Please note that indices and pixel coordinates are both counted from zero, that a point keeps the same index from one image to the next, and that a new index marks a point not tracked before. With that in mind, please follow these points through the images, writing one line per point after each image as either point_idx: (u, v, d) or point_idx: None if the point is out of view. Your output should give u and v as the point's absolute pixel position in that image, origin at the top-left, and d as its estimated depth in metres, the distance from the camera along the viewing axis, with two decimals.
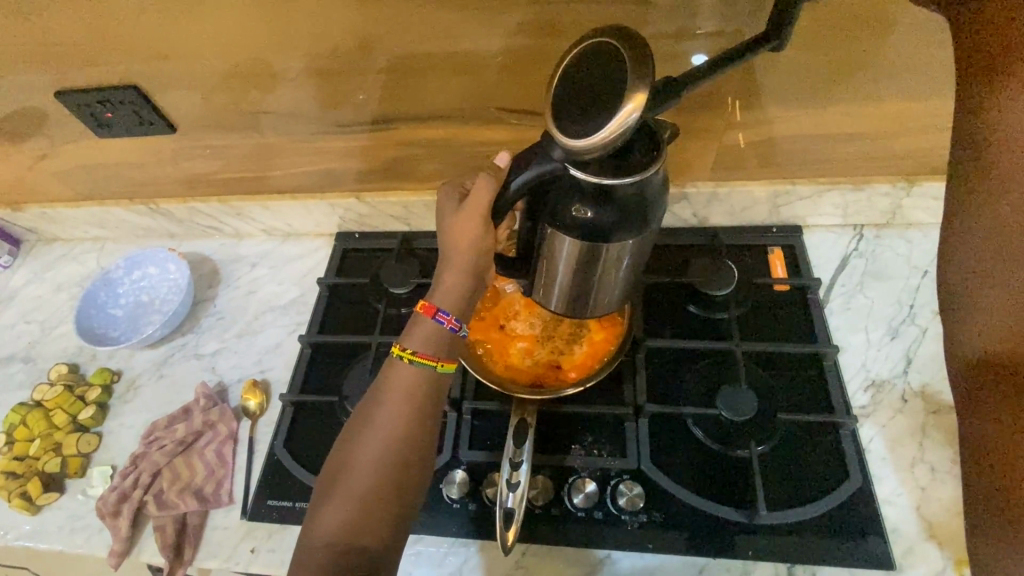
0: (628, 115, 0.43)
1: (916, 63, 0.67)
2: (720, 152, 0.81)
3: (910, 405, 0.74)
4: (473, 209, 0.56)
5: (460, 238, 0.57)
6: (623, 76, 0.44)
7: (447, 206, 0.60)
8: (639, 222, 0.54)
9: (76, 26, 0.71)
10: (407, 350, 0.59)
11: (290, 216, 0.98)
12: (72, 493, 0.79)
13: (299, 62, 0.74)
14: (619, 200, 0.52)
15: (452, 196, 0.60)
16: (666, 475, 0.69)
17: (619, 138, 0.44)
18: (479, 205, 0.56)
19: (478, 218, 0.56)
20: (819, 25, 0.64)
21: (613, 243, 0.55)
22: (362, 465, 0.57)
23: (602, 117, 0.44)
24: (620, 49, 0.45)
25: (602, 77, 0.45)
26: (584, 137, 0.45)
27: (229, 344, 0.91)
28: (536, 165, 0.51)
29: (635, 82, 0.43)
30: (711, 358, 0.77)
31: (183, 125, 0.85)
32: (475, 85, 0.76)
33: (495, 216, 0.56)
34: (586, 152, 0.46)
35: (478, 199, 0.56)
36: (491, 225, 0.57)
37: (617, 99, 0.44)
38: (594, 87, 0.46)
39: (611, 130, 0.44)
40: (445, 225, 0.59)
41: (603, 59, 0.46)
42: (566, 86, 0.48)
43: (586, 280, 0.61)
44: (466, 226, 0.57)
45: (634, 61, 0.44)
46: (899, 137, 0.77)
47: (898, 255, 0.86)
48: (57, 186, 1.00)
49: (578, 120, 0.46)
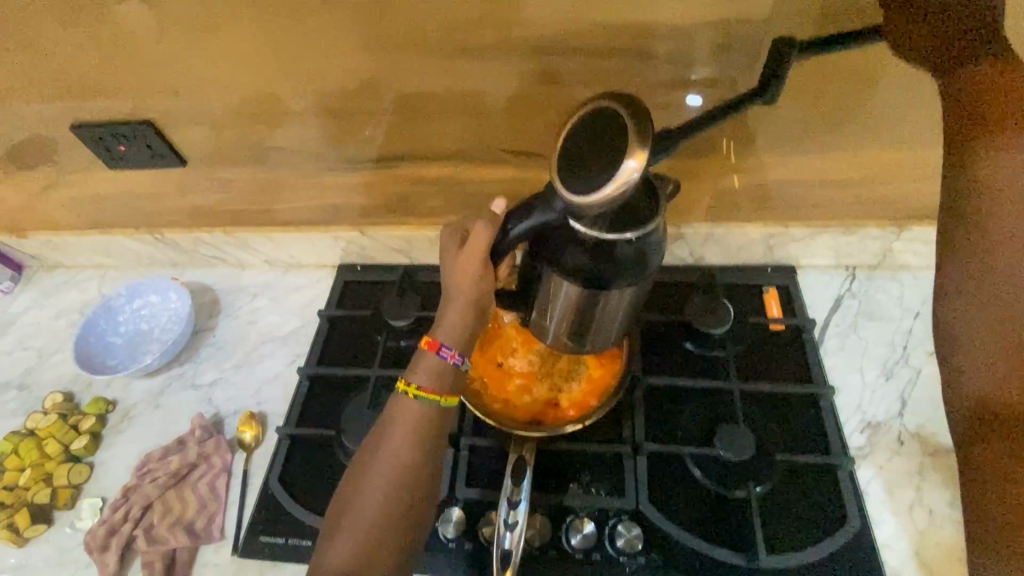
0: (628, 174, 0.45)
1: (902, 115, 0.71)
2: (716, 195, 0.84)
3: (907, 447, 0.74)
4: (475, 251, 0.58)
5: (460, 277, 0.59)
6: (625, 138, 0.46)
7: (449, 245, 0.61)
8: (638, 271, 0.56)
9: (97, 64, 0.74)
10: (413, 385, 0.59)
11: (293, 248, 0.99)
12: (60, 526, 0.77)
13: (310, 102, 0.77)
14: (618, 251, 0.54)
15: (456, 234, 0.61)
16: (664, 516, 0.69)
17: (621, 196, 0.46)
18: (480, 246, 0.58)
19: (480, 257, 0.58)
20: (809, 79, 0.68)
21: (611, 291, 0.57)
22: (370, 499, 0.56)
23: (605, 174, 0.46)
24: (621, 112, 0.47)
25: (605, 137, 0.48)
26: (587, 194, 0.47)
27: (227, 375, 0.91)
28: (538, 213, 0.53)
29: (636, 144, 0.45)
30: (709, 396, 0.77)
31: (193, 158, 0.87)
32: (479, 127, 0.78)
33: (496, 257, 0.58)
34: (587, 207, 0.48)
35: (480, 238, 0.58)
36: (490, 266, 0.59)
37: (619, 159, 0.46)
38: (597, 147, 0.48)
39: (613, 188, 0.46)
40: (447, 266, 0.60)
41: (605, 121, 0.48)
42: (570, 144, 0.50)
43: (584, 323, 0.63)
44: (468, 265, 0.58)
45: (635, 124, 0.46)
46: (888, 184, 0.80)
47: (891, 297, 0.87)
48: (64, 214, 1.01)
49: (581, 176, 0.48)
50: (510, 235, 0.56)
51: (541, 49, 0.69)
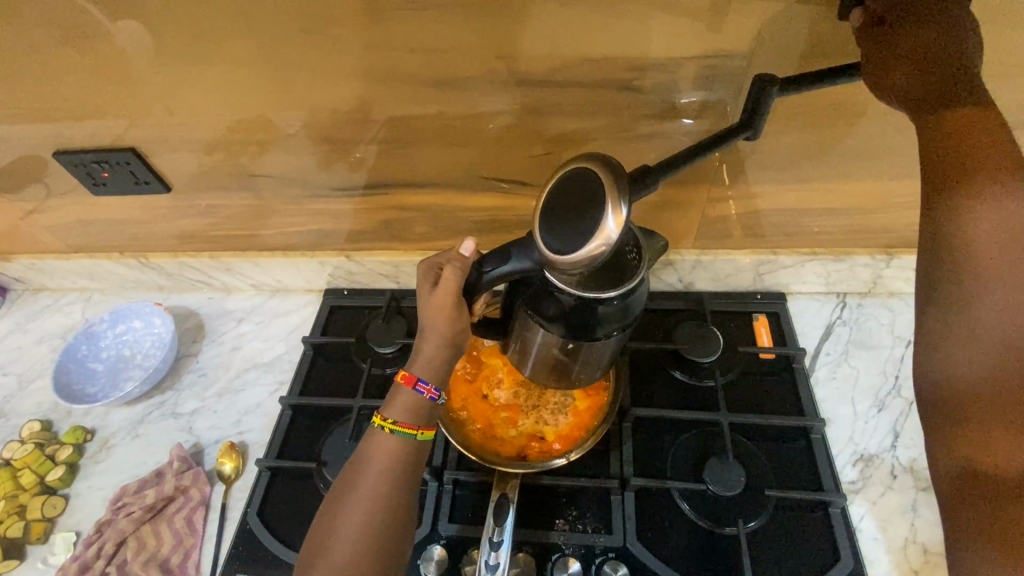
0: (608, 233, 0.45)
1: (887, 146, 0.70)
2: (704, 221, 0.83)
3: (900, 482, 0.72)
4: (451, 291, 0.57)
5: (436, 315, 0.58)
6: (603, 197, 0.46)
7: (422, 281, 0.60)
8: (620, 323, 0.57)
9: (80, 93, 0.74)
10: (388, 420, 0.58)
11: (279, 272, 0.98)
12: (32, 562, 0.75)
13: (296, 129, 0.77)
14: (600, 308, 0.55)
15: (430, 272, 0.60)
16: (652, 554, 0.67)
17: (602, 254, 0.46)
18: (451, 287, 0.57)
19: (452, 299, 0.57)
20: (794, 110, 0.68)
21: (593, 340, 0.57)
22: (344, 540, 0.54)
23: (586, 233, 0.46)
24: (600, 171, 0.47)
25: (584, 195, 0.48)
26: (567, 251, 0.47)
27: (209, 403, 0.89)
28: (516, 259, 0.54)
29: (615, 203, 0.45)
30: (698, 429, 0.76)
31: (179, 184, 0.87)
32: (466, 155, 0.78)
33: (471, 296, 0.58)
34: (569, 265, 0.48)
35: (452, 278, 0.57)
36: (465, 306, 0.58)
37: (599, 217, 0.46)
38: (576, 204, 0.48)
39: (594, 246, 0.46)
40: (422, 305, 0.59)
41: (585, 179, 0.48)
42: (550, 200, 0.50)
43: (565, 367, 0.62)
44: (441, 306, 0.57)
45: (613, 183, 0.46)
46: (877, 212, 0.79)
47: (881, 324, 0.87)
48: (48, 238, 1.00)
49: (560, 233, 0.48)
50: (487, 277, 0.56)
51: (526, 82, 0.69)
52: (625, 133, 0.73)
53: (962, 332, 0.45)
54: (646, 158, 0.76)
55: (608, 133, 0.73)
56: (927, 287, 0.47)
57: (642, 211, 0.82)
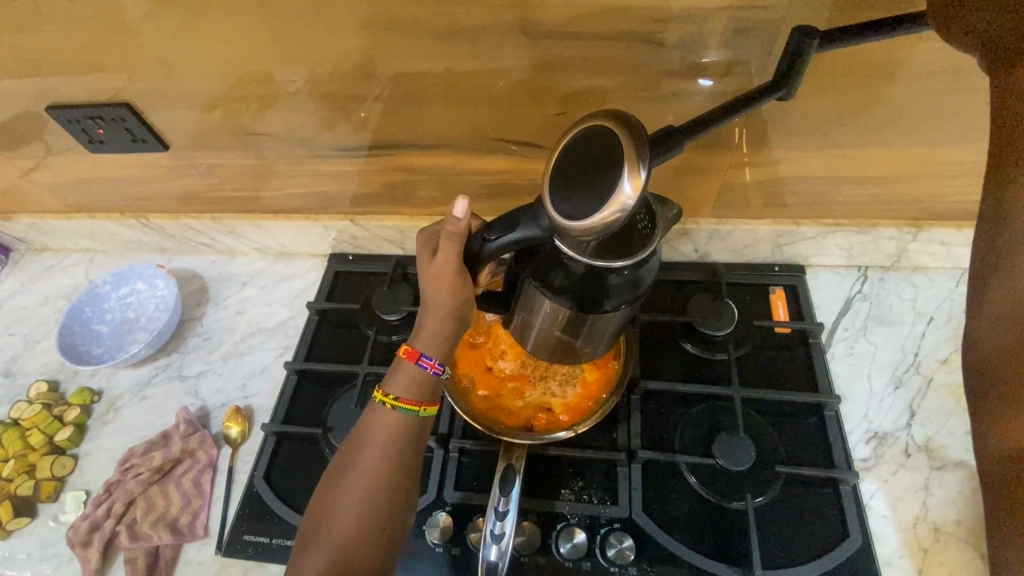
0: (623, 200, 0.42)
1: (926, 109, 0.66)
2: (723, 188, 0.79)
3: (914, 461, 0.71)
4: (450, 260, 0.55)
5: (436, 287, 0.56)
6: (620, 160, 0.43)
7: (422, 252, 0.58)
8: (631, 295, 0.54)
9: (68, 42, 0.70)
10: (391, 395, 0.57)
11: (282, 235, 0.96)
12: (43, 519, 0.76)
13: (295, 85, 0.73)
14: (611, 278, 0.52)
15: (430, 240, 0.58)
16: (658, 526, 0.67)
17: (615, 222, 0.44)
18: (450, 255, 0.55)
19: (452, 268, 0.55)
20: (829, 68, 0.63)
21: (601, 313, 0.55)
22: (346, 509, 0.55)
23: (599, 198, 0.43)
24: (619, 131, 0.44)
25: (600, 157, 0.45)
26: (579, 217, 0.44)
27: (215, 367, 0.89)
28: (524, 227, 0.50)
29: (633, 167, 0.42)
30: (709, 402, 0.74)
31: (177, 143, 0.84)
32: (474, 114, 0.74)
33: (474, 266, 0.56)
34: (581, 232, 0.45)
35: (451, 248, 0.55)
36: (468, 277, 0.56)
37: (614, 181, 0.43)
38: (591, 167, 0.45)
39: (607, 212, 0.43)
40: (422, 276, 0.57)
41: (602, 139, 0.45)
42: (563, 160, 0.47)
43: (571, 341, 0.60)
44: (443, 275, 0.55)
45: (632, 145, 0.43)
46: (910, 181, 0.75)
47: (904, 300, 0.83)
48: (48, 197, 0.98)
49: (573, 196, 0.45)
50: (491, 246, 0.53)
51: (538, 35, 0.64)
52: (644, 92, 0.69)
53: (1008, 313, 0.41)
54: (665, 120, 0.71)
55: (626, 92, 0.69)
56: (981, 260, 0.42)
57: (659, 177, 0.79)
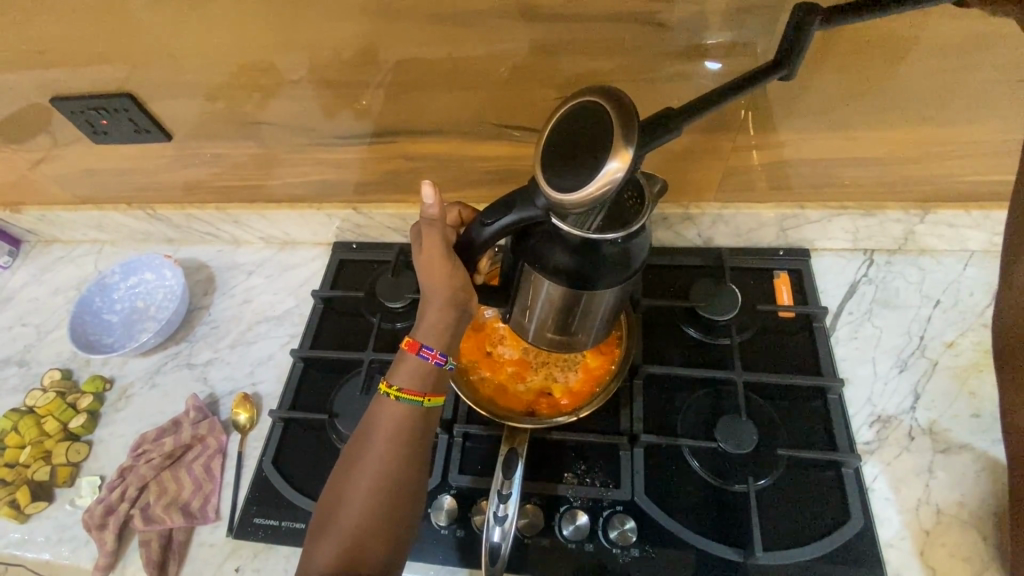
0: (612, 174, 0.42)
1: (936, 87, 0.64)
2: (728, 171, 0.79)
3: (917, 444, 0.71)
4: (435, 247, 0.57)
5: (430, 275, 0.57)
6: (609, 136, 0.43)
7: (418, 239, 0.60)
8: (624, 271, 0.54)
9: (73, 33, 0.70)
10: (393, 386, 0.58)
11: (287, 225, 0.97)
12: (60, 503, 0.78)
13: (296, 73, 0.73)
14: (606, 248, 0.52)
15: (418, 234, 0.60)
16: (660, 509, 0.67)
17: (606, 195, 0.44)
18: (436, 241, 0.57)
19: (439, 253, 0.57)
20: (835, 47, 0.62)
21: (597, 289, 0.55)
22: (355, 498, 0.56)
23: (589, 172, 0.43)
24: (608, 107, 0.44)
25: (591, 132, 0.44)
26: (572, 191, 0.44)
27: (222, 355, 0.90)
28: (518, 209, 0.50)
29: (620, 142, 0.42)
30: (711, 386, 0.75)
31: (181, 133, 0.84)
32: (476, 100, 0.73)
33: (467, 254, 0.55)
34: (573, 206, 0.45)
35: (435, 236, 0.57)
36: (461, 261, 0.57)
37: (602, 157, 0.43)
38: (581, 142, 0.45)
39: (596, 187, 0.43)
40: (417, 264, 0.59)
41: (591, 117, 0.45)
42: (553, 137, 0.47)
43: (567, 322, 0.60)
44: (433, 264, 0.57)
45: (621, 118, 0.43)
46: (919, 162, 0.74)
47: (910, 283, 0.83)
48: (56, 188, 0.99)
49: (563, 172, 0.45)
50: (487, 232, 0.52)
51: (541, 16, 0.63)
52: (647, 75, 0.68)
53: None
54: (668, 103, 0.70)
55: (629, 75, 0.68)
56: None
57: (662, 160, 0.78)
